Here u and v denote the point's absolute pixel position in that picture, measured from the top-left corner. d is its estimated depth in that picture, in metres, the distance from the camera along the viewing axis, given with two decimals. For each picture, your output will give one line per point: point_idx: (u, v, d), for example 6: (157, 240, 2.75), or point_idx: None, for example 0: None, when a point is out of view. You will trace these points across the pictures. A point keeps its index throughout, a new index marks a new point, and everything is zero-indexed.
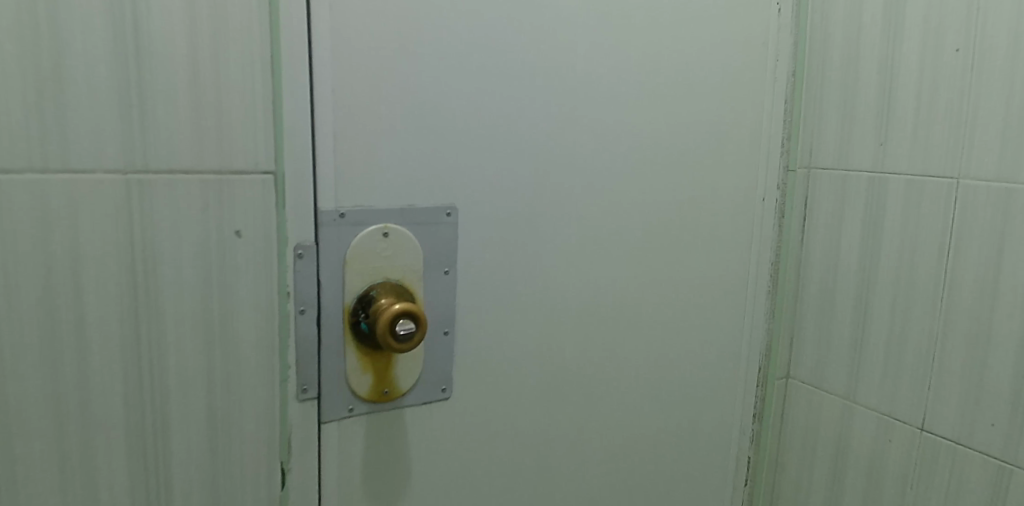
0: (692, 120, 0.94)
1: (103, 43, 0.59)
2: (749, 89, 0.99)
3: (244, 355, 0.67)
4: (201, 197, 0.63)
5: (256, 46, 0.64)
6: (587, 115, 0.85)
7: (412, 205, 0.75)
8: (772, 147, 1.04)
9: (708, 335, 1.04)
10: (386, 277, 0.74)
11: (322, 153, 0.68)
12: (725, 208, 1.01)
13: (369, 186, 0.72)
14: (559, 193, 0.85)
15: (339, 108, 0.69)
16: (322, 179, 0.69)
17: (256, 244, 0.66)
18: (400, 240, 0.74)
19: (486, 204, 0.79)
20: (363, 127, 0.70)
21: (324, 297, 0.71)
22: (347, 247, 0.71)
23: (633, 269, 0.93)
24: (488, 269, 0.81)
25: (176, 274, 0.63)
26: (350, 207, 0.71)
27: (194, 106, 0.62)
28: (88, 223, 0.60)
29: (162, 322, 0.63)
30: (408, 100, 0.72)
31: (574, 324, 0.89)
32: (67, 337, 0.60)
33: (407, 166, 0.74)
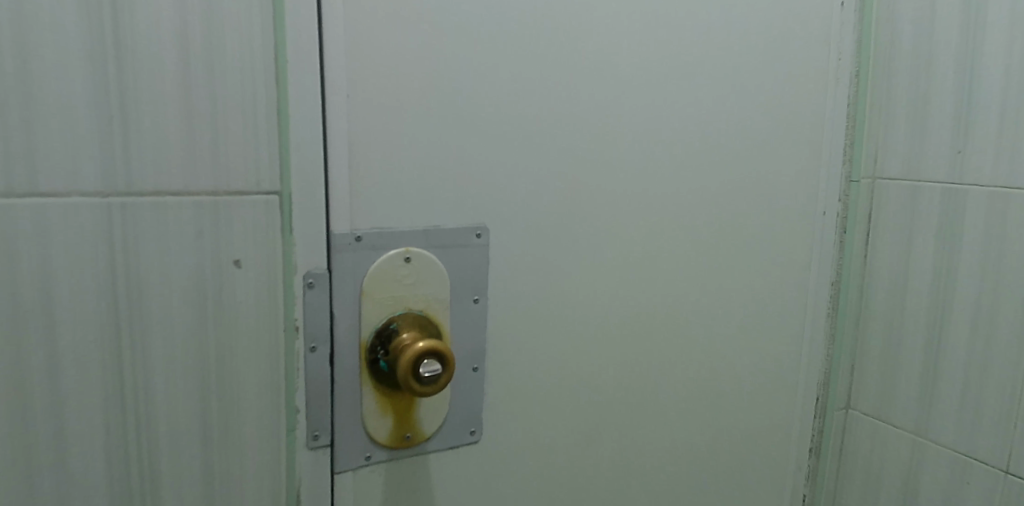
0: (745, 127, 0.85)
1: (77, 46, 0.51)
2: (807, 90, 0.89)
3: (245, 401, 0.59)
4: (194, 223, 0.55)
5: (258, 48, 0.56)
6: (629, 124, 0.76)
7: (438, 226, 0.66)
8: (834, 154, 0.93)
9: (761, 363, 0.94)
10: (408, 307, 0.66)
11: (335, 167, 0.60)
12: (781, 223, 0.91)
13: (389, 205, 0.63)
14: (598, 210, 0.76)
15: (354, 117, 0.61)
16: (335, 197, 0.61)
17: (258, 275, 0.58)
18: (423, 265, 0.66)
19: (519, 222, 0.71)
20: (381, 138, 0.62)
21: (338, 332, 0.62)
22: (364, 274, 0.63)
23: (680, 291, 0.84)
24: (522, 295, 0.72)
25: (165, 311, 0.55)
26: (366, 230, 0.62)
27: (186, 118, 0.54)
28: (62, 253, 0.52)
29: (149, 368, 0.55)
30: (432, 108, 0.64)
31: (617, 352, 0.81)
32: (38, 384, 0.52)
33: (432, 181, 0.65)
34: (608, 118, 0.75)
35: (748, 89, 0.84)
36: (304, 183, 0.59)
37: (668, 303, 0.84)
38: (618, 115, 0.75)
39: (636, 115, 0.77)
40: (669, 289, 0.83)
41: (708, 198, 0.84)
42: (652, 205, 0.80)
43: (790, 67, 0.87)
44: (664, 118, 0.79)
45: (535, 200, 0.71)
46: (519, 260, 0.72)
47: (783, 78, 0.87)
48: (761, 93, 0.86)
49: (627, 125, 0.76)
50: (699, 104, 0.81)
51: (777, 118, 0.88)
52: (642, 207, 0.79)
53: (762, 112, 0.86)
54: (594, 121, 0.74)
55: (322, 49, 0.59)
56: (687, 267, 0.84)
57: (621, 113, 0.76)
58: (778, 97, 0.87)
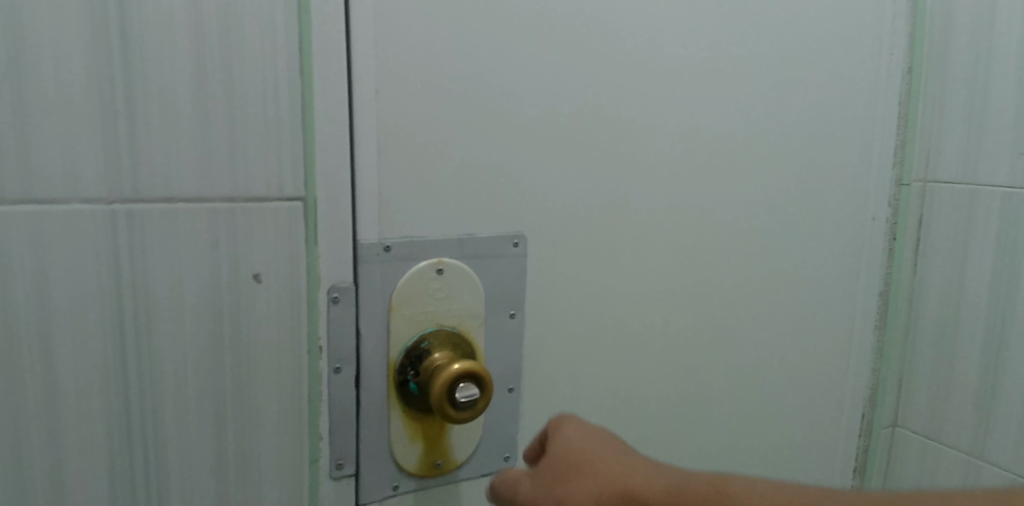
0: (793, 126, 0.80)
1: (78, 38, 0.47)
2: (857, 89, 0.84)
3: (264, 427, 0.54)
4: (209, 233, 0.51)
5: (280, 40, 0.51)
6: (674, 123, 0.71)
7: (473, 234, 0.61)
8: (885, 158, 0.87)
9: (807, 381, 0.87)
10: (440, 324, 0.60)
11: (362, 170, 0.55)
12: (830, 230, 0.85)
13: (422, 211, 0.58)
14: (641, 215, 0.70)
15: (384, 115, 0.55)
16: (362, 204, 0.55)
17: (279, 290, 0.53)
18: (457, 277, 0.60)
19: (559, 230, 0.65)
20: (413, 138, 0.56)
21: (365, 351, 0.57)
22: (393, 287, 0.58)
23: (724, 304, 0.79)
24: (561, 309, 0.67)
25: (175, 328, 0.51)
26: (396, 239, 0.57)
27: (200, 117, 0.50)
28: (61, 266, 0.48)
29: (157, 392, 0.51)
30: (468, 105, 0.59)
31: (657, 370, 0.75)
32: (35, 409, 0.48)
33: (467, 185, 0.60)
34: (651, 119, 0.69)
35: (795, 88, 0.79)
36: (329, 188, 0.54)
37: (711, 317, 0.78)
38: (663, 113, 0.70)
39: (681, 115, 0.71)
40: (713, 302, 0.78)
41: (756, 204, 0.78)
42: (697, 212, 0.74)
43: (839, 65, 0.82)
44: (709, 118, 0.73)
45: (575, 206, 0.66)
46: (558, 271, 0.66)
47: (832, 76, 0.82)
48: (808, 93, 0.80)
49: (672, 126, 0.71)
50: (745, 104, 0.76)
51: (825, 118, 0.82)
52: (686, 214, 0.74)
53: (809, 111, 0.81)
54: (637, 121, 0.69)
55: (350, 40, 0.53)
56: (730, 278, 0.78)
57: (665, 113, 0.70)
58: (825, 96, 0.82)
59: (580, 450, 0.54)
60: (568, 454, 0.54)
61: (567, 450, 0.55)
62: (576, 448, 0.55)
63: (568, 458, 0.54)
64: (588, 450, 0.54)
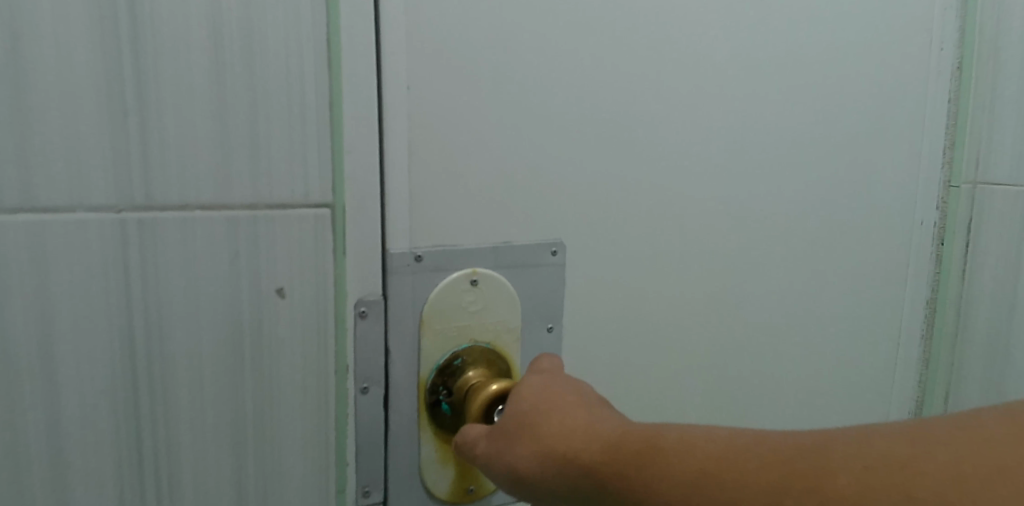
0: (842, 124, 0.73)
1: (85, 29, 0.42)
2: (904, 85, 0.77)
3: (286, 453, 0.50)
4: (227, 243, 0.46)
5: (306, 32, 0.47)
6: (720, 119, 0.64)
7: (509, 242, 0.56)
8: (935, 159, 0.81)
9: (852, 395, 0.80)
10: (474, 340, 0.56)
11: (392, 174, 0.51)
12: (879, 236, 0.78)
13: (455, 218, 0.53)
14: (683, 222, 0.64)
15: (416, 113, 0.51)
16: (392, 210, 0.51)
17: (304, 305, 0.49)
18: (492, 289, 0.56)
19: (599, 237, 0.60)
20: (446, 138, 0.52)
21: (394, 369, 0.53)
22: (424, 301, 0.53)
23: (773, 316, 0.72)
24: (600, 320, 0.62)
25: (190, 347, 0.47)
26: (428, 248, 0.53)
27: (218, 116, 0.45)
28: (66, 279, 0.44)
29: (171, 417, 0.47)
30: (506, 101, 0.54)
31: (697, 386, 0.69)
32: (36, 436, 0.44)
33: (503, 189, 0.55)
34: (692, 115, 0.63)
35: (843, 83, 0.72)
36: (358, 193, 0.50)
37: (757, 329, 0.71)
38: (708, 109, 0.63)
39: (727, 111, 0.64)
40: (761, 315, 0.71)
41: (807, 208, 0.71)
42: (744, 217, 0.67)
43: (888, 58, 0.75)
44: (758, 113, 0.66)
45: (617, 210, 0.60)
46: (598, 280, 0.61)
47: (880, 70, 0.75)
48: (857, 88, 0.73)
49: (718, 123, 0.64)
50: (794, 99, 0.68)
51: (872, 115, 0.75)
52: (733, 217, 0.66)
53: (857, 107, 0.74)
54: (677, 117, 0.62)
55: (379, 33, 0.49)
56: (780, 288, 0.71)
57: (710, 110, 0.63)
58: (875, 92, 0.75)
59: (535, 408, 0.48)
60: (519, 415, 0.48)
61: (519, 410, 0.49)
62: (531, 403, 0.48)
63: (520, 419, 0.48)
64: (544, 407, 0.48)
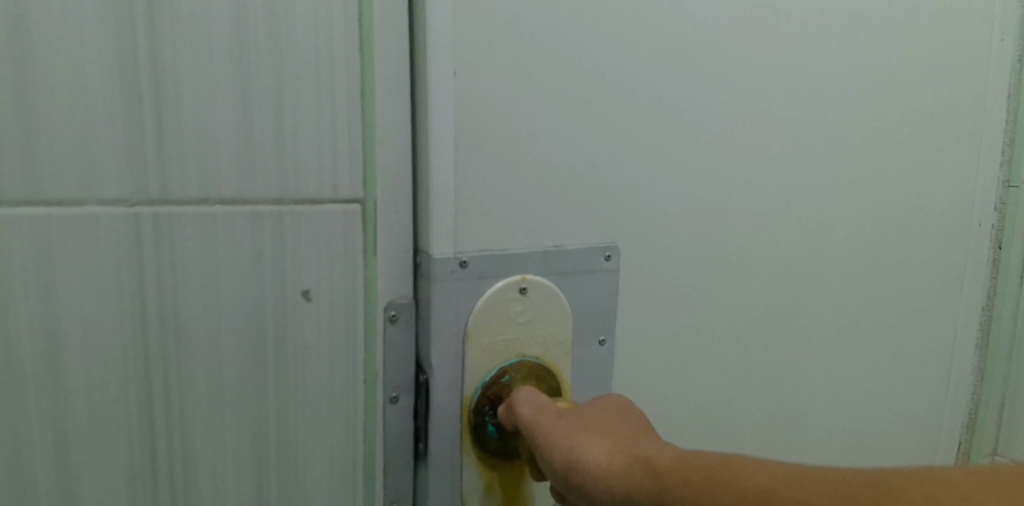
0: (902, 121, 0.66)
1: (96, 11, 0.39)
2: (959, 78, 0.68)
3: (311, 468, 0.47)
4: (251, 242, 0.43)
5: (336, 17, 0.44)
6: (776, 113, 0.59)
7: (560, 246, 0.52)
8: (993, 156, 0.72)
9: (913, 413, 0.73)
10: (523, 353, 0.52)
11: (435, 171, 0.47)
12: (942, 241, 0.70)
13: (504, 219, 0.50)
14: (740, 222, 0.59)
15: (463, 107, 0.47)
16: (436, 211, 0.47)
17: (333, 309, 0.46)
18: (542, 298, 0.52)
19: (651, 241, 0.56)
20: (494, 133, 0.48)
21: (435, 385, 0.49)
22: (469, 311, 0.50)
23: (827, 327, 0.65)
24: (653, 328, 0.57)
25: (209, 353, 0.43)
26: (474, 253, 0.49)
27: (240, 106, 0.42)
28: (75, 279, 0.40)
29: (188, 431, 0.44)
30: (556, 94, 0.50)
31: (743, 403, 0.62)
32: (42, 452, 0.41)
33: (552, 189, 0.51)
34: (720, 112, 0.57)
35: (892, 73, 0.64)
36: (390, 190, 0.47)
37: (806, 341, 0.64)
38: (766, 102, 0.59)
39: (765, 109, 0.59)
40: (813, 326, 0.65)
41: (851, 212, 0.64)
42: (781, 224, 0.61)
43: (942, 43, 0.66)
44: (794, 108, 0.60)
45: (667, 213, 0.56)
46: (649, 287, 0.57)
47: (933, 58, 0.66)
48: (904, 79, 0.65)
49: (772, 117, 0.59)
50: (835, 93, 0.62)
51: (920, 111, 0.67)
52: (778, 222, 0.61)
53: (904, 100, 0.66)
54: (710, 115, 0.57)
55: (416, 20, 0.46)
56: (835, 293, 0.65)
57: (744, 106, 0.58)
58: (937, 85, 0.67)
59: (607, 410, 0.49)
60: (592, 411, 0.49)
61: (592, 408, 0.49)
62: (604, 407, 0.50)
63: (592, 414, 0.49)
64: (618, 416, 0.49)
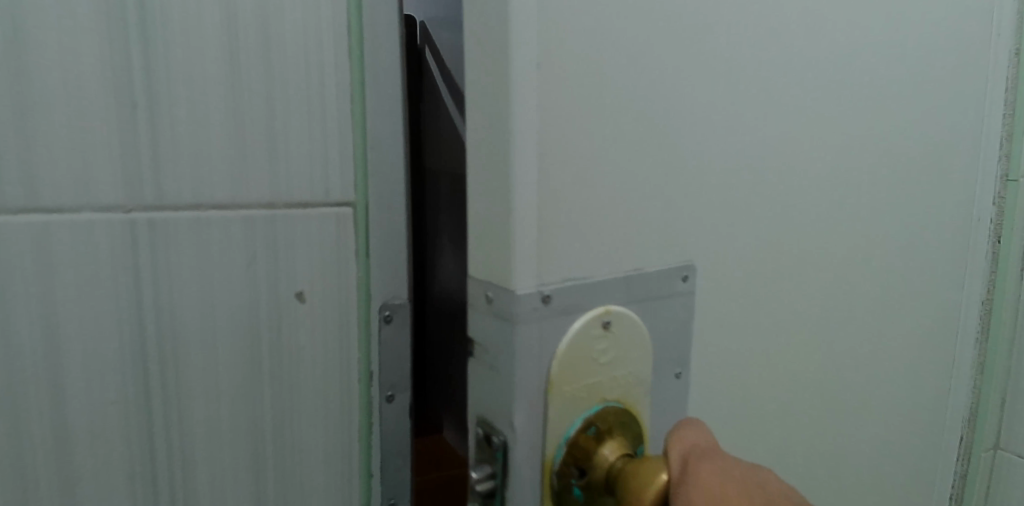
0: (920, 113, 0.59)
1: (89, 19, 0.40)
2: (959, 54, 0.60)
3: (306, 465, 0.48)
4: (245, 244, 0.44)
5: (326, 24, 0.45)
6: (816, 108, 0.52)
7: (642, 270, 0.45)
8: (989, 138, 0.64)
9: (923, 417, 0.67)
10: (605, 398, 0.45)
11: (520, 193, 0.39)
12: (945, 238, 0.63)
13: (586, 242, 0.42)
14: (797, 233, 0.53)
15: (547, 112, 0.39)
16: (518, 239, 0.40)
17: (326, 309, 0.47)
18: (625, 331, 0.45)
19: (719, 260, 0.49)
20: (574, 137, 0.40)
21: (516, 447, 0.42)
22: (552, 354, 0.42)
23: (851, 339, 0.59)
24: (721, 355, 0.50)
25: (206, 353, 0.44)
26: (557, 284, 0.41)
27: (232, 111, 0.43)
28: (73, 282, 0.41)
29: (187, 429, 0.45)
30: (636, 90, 0.42)
31: (754, 419, 0.53)
32: (42, 454, 0.42)
33: (638, 203, 0.44)
34: (776, 101, 0.49)
35: (913, 54, 0.57)
36: (382, 194, 0.48)
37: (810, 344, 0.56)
38: (801, 92, 0.50)
39: (805, 101, 0.51)
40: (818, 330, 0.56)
41: (876, 212, 0.58)
42: (801, 218, 0.53)
43: (944, 12, 0.59)
44: (819, 96, 0.52)
45: (727, 226, 0.49)
46: (719, 311, 0.50)
47: (934, 30, 0.58)
48: (924, 63, 0.58)
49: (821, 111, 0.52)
50: (864, 80, 0.54)
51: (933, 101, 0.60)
52: (810, 221, 0.53)
53: (924, 88, 0.59)
54: (770, 112, 0.49)
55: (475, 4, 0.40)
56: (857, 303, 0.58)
57: (783, 98, 0.50)
58: (947, 72, 0.60)
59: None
60: None
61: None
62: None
63: None
64: None
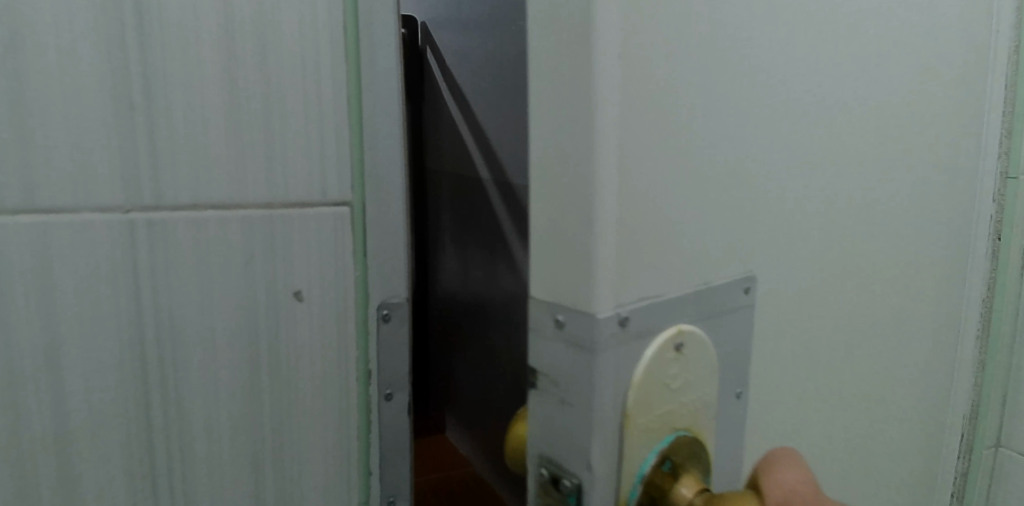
0: (926, 109, 0.57)
1: (87, 19, 0.40)
2: (956, 44, 0.58)
3: (304, 462, 0.49)
4: (244, 244, 0.45)
5: (324, 26, 0.46)
6: (842, 108, 0.50)
7: (711, 284, 0.44)
8: (987, 133, 0.62)
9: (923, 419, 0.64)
10: (674, 428, 0.43)
11: (604, 210, 0.37)
12: (944, 237, 0.61)
13: (658, 258, 0.40)
14: (834, 239, 0.51)
15: (628, 126, 0.37)
16: (601, 260, 0.37)
17: (324, 307, 0.48)
18: (695, 353, 0.43)
19: (769, 269, 0.47)
20: (653, 150, 0.38)
21: (592, 487, 0.39)
22: (629, 381, 0.40)
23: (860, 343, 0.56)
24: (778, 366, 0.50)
25: (205, 352, 0.45)
26: (636, 306, 0.39)
27: (231, 112, 0.44)
28: (72, 283, 0.41)
29: (186, 427, 0.45)
30: (703, 97, 0.40)
31: (787, 429, 0.51)
32: (42, 454, 0.42)
33: (705, 216, 0.42)
34: (797, 100, 0.46)
35: (921, 48, 0.55)
36: (379, 193, 0.48)
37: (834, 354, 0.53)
38: (819, 90, 0.47)
39: (822, 99, 0.48)
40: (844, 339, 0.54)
41: (883, 212, 0.55)
42: (829, 220, 0.50)
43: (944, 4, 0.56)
44: (835, 95, 0.49)
45: (779, 234, 0.47)
46: (773, 320, 0.48)
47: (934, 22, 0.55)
48: (931, 57, 0.56)
49: (838, 108, 0.49)
50: (876, 74, 0.51)
51: (936, 97, 0.57)
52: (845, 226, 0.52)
53: (926, 83, 0.56)
54: (802, 112, 0.47)
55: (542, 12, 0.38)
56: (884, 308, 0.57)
57: (806, 97, 0.47)
58: (949, 65, 0.58)
59: None
60: None
61: None
62: None
63: None
64: None
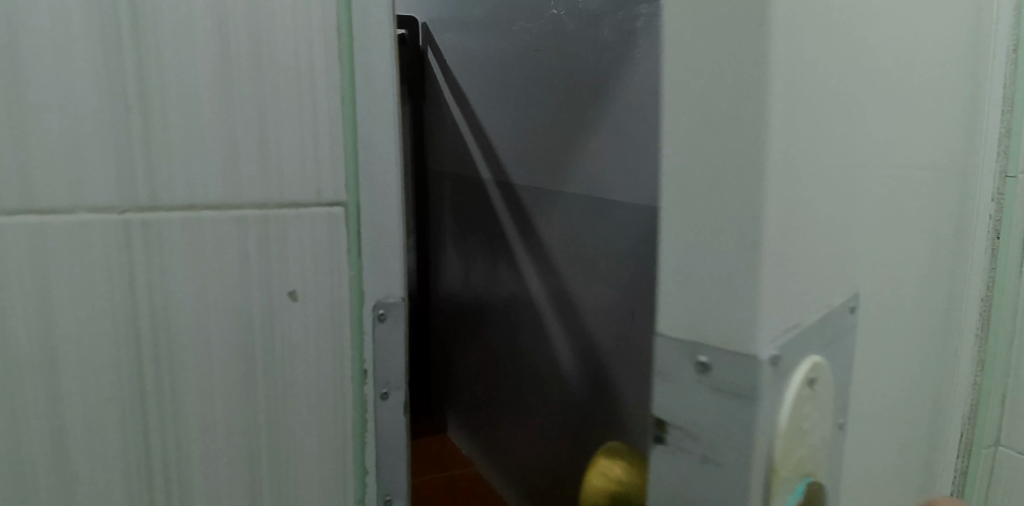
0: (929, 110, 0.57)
1: (83, 23, 0.41)
2: (954, 45, 0.58)
3: (301, 462, 0.49)
4: (239, 245, 0.45)
5: (318, 28, 0.46)
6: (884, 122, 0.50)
7: (829, 307, 0.47)
8: (986, 130, 0.62)
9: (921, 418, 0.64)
10: (803, 476, 0.45)
11: (771, 254, 0.39)
12: (942, 235, 0.61)
13: (795, 290, 0.43)
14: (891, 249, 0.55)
15: (789, 168, 0.39)
16: (762, 300, 0.39)
17: (320, 307, 0.48)
18: (820, 392, 0.46)
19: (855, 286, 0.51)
20: (802, 191, 0.41)
21: None
22: (778, 429, 0.42)
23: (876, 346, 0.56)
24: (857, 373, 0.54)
25: (201, 351, 0.45)
26: (787, 337, 0.42)
27: (225, 114, 0.44)
28: (69, 284, 0.42)
29: (181, 426, 0.45)
30: (824, 132, 0.43)
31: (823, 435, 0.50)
32: (41, 453, 0.43)
33: (823, 246, 0.45)
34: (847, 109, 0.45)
35: (928, 49, 0.55)
36: (373, 194, 0.49)
37: (859, 366, 0.54)
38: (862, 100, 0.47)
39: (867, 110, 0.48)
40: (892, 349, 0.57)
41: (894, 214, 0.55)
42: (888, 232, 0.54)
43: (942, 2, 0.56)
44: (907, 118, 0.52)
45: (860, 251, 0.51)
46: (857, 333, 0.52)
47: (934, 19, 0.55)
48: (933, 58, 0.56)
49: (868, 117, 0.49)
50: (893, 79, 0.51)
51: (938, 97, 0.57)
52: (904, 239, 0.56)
53: (929, 83, 0.56)
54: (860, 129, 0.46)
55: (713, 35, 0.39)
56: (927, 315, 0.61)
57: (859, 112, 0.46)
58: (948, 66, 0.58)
59: None
60: None
61: None
62: None
63: None
64: None
